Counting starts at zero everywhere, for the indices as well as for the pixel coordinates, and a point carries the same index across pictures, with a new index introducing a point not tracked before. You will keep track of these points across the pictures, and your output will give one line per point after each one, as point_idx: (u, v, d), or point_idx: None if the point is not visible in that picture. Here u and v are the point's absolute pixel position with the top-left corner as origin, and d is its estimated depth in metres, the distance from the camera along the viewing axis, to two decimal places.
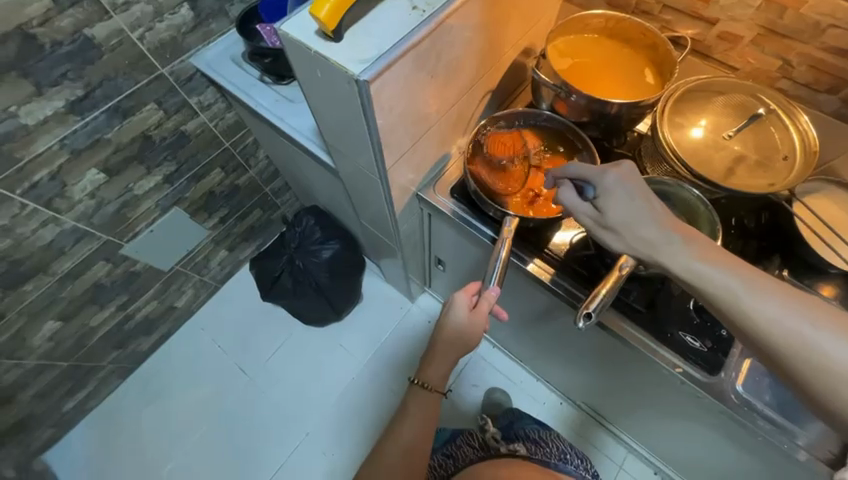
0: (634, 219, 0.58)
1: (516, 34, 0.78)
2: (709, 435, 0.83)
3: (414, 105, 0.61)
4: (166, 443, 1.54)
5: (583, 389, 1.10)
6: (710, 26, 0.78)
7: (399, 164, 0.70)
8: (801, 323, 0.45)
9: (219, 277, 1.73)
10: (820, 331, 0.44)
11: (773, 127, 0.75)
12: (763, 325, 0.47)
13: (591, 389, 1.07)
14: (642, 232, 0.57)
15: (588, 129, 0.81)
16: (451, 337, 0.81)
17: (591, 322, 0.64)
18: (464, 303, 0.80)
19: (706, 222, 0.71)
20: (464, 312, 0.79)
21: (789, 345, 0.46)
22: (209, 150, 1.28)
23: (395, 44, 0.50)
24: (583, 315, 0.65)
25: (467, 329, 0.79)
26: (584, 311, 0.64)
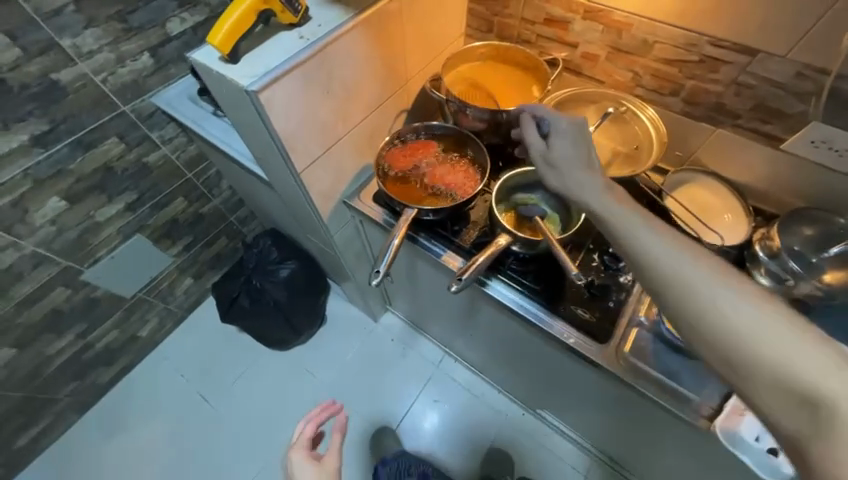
0: (576, 168, 0.60)
1: (420, 62, 0.92)
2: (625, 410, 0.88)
3: (314, 115, 0.72)
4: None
5: (531, 384, 1.18)
6: (574, 49, 0.89)
7: (313, 168, 0.80)
8: (687, 256, 0.43)
9: (186, 306, 1.77)
10: (702, 267, 0.42)
11: (636, 126, 0.87)
12: (665, 264, 0.43)
13: (535, 383, 1.15)
14: (573, 174, 0.59)
15: (490, 136, 0.92)
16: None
17: (462, 287, 0.73)
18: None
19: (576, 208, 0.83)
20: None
21: (684, 291, 0.42)
22: (172, 180, 1.39)
23: (280, 63, 0.61)
24: (457, 279, 0.73)
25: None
26: (457, 276, 0.73)
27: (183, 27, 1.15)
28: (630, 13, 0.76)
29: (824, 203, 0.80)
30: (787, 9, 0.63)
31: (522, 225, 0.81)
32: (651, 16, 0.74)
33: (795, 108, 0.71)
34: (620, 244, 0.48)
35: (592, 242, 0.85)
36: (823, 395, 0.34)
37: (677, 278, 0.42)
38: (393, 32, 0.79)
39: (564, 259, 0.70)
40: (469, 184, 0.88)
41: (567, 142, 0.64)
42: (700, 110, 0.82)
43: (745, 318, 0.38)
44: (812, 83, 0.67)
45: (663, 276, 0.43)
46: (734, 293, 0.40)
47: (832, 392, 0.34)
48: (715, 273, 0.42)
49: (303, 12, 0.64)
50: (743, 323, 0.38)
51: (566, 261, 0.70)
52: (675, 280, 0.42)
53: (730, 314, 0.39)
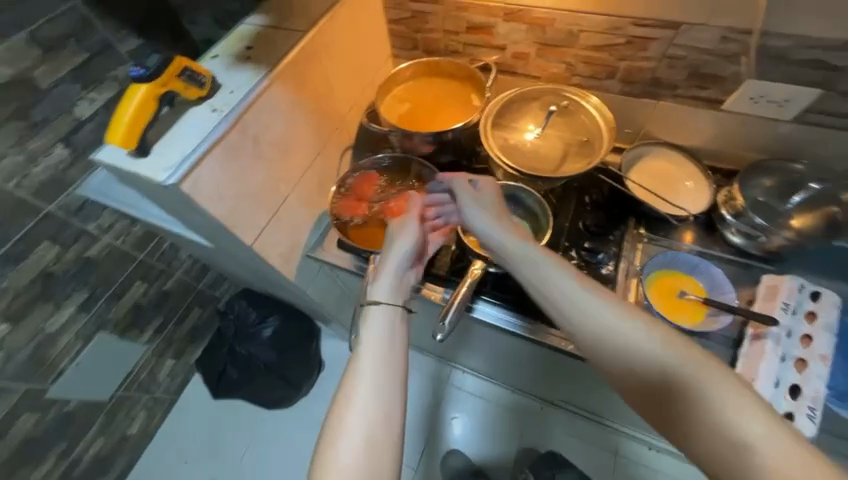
0: (495, 227, 0.61)
1: (351, 96, 0.88)
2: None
3: (250, 185, 0.66)
4: None
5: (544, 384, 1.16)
6: (504, 51, 0.87)
7: (264, 236, 0.75)
8: (619, 325, 0.48)
9: (173, 389, 1.67)
10: (634, 333, 0.47)
11: (583, 115, 0.85)
12: (605, 335, 0.48)
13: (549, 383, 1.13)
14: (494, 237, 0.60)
15: (443, 154, 0.90)
16: (378, 322, 0.58)
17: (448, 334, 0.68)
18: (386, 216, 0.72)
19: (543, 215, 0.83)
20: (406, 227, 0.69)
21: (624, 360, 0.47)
22: (123, 267, 1.29)
23: (196, 145, 0.56)
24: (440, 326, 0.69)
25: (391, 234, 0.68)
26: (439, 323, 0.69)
27: (94, 107, 1.06)
28: (550, 8, 0.75)
29: (778, 151, 0.80)
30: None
31: None
32: (569, 7, 0.73)
33: (728, 70, 0.71)
34: (561, 315, 0.51)
35: (566, 239, 0.85)
36: (756, 454, 0.39)
37: (612, 354, 0.48)
38: (314, 76, 0.74)
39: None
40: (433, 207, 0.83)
41: (483, 197, 0.66)
42: (640, 88, 0.81)
43: (672, 369, 0.44)
44: (737, 45, 0.67)
45: (605, 347, 0.48)
46: (662, 355, 0.45)
47: (754, 438, 0.39)
48: (645, 337, 0.46)
49: (210, 83, 0.59)
50: (680, 392, 0.43)
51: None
52: (618, 350, 0.47)
53: (655, 374, 0.45)
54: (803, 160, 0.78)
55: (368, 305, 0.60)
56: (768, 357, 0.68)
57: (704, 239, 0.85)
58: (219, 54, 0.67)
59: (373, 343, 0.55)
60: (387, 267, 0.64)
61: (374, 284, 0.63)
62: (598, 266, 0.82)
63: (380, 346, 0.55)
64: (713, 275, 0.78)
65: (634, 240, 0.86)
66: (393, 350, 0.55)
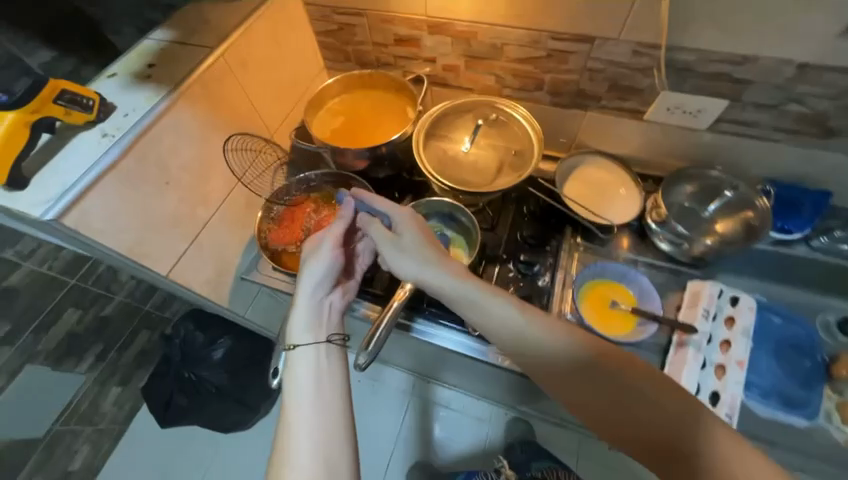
0: (452, 274, 0.60)
1: (279, 112, 0.85)
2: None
3: (156, 213, 0.62)
4: None
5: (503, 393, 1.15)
6: (434, 63, 0.86)
7: (183, 264, 0.70)
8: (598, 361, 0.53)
9: (119, 421, 1.52)
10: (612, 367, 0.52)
11: (516, 125, 0.86)
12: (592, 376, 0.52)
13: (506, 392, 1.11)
14: (451, 286, 0.59)
15: (380, 169, 0.87)
16: (300, 362, 0.58)
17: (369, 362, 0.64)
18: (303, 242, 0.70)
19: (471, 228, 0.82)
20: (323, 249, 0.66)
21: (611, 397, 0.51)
22: (50, 295, 1.20)
23: (81, 175, 0.51)
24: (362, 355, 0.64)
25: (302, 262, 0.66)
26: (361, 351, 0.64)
27: None
28: (470, 21, 0.74)
29: (700, 159, 0.83)
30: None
31: None
32: (488, 20, 0.73)
33: (643, 82, 0.73)
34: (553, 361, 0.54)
35: (504, 252, 0.85)
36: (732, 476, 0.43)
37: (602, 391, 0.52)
38: (229, 93, 0.71)
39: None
40: None
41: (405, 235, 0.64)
42: (567, 99, 0.82)
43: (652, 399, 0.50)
44: (648, 59, 0.69)
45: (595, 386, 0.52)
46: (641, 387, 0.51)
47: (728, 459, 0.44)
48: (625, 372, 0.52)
49: (98, 105, 0.55)
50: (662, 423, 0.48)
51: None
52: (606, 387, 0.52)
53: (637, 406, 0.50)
54: (719, 166, 0.81)
55: (289, 349, 0.59)
56: (689, 365, 0.71)
57: (636, 246, 0.88)
58: (116, 72, 0.63)
59: (300, 385, 0.54)
60: (304, 299, 0.63)
61: (292, 324, 0.62)
62: (535, 279, 0.82)
63: (307, 385, 0.55)
64: (641, 283, 0.79)
65: (571, 249, 0.88)
66: (317, 385, 0.55)
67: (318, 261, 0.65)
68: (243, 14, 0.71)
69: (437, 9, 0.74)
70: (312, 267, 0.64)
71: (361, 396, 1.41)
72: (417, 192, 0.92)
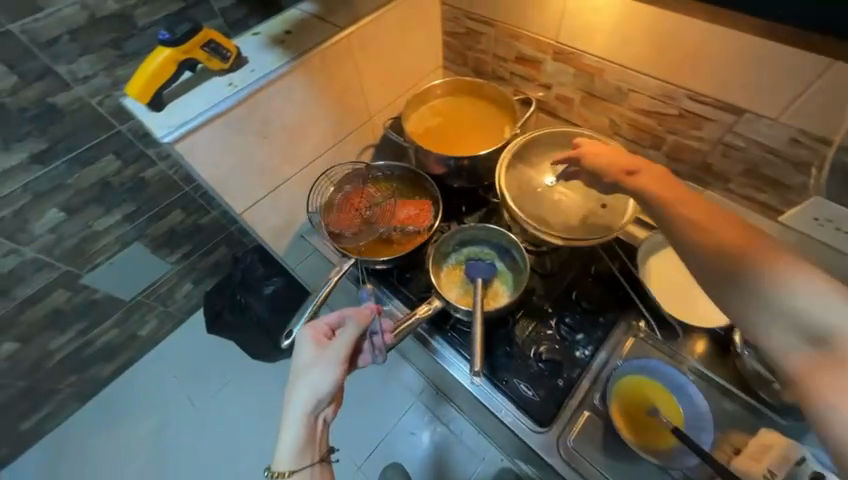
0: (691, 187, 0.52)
1: (383, 99, 0.88)
2: None
3: (247, 161, 0.69)
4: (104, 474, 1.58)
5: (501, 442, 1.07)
6: (548, 90, 0.81)
7: (256, 210, 0.79)
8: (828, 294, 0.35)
9: (184, 309, 1.84)
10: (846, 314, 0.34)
11: None
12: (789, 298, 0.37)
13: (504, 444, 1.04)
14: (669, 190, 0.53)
15: (454, 179, 0.86)
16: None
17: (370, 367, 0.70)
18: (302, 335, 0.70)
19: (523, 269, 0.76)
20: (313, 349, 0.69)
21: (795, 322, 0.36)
22: (168, 193, 1.44)
23: (201, 114, 0.60)
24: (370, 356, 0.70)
25: (306, 371, 0.67)
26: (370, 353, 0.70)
27: None
28: (601, 58, 0.67)
29: None
30: (754, 71, 0.54)
31: (467, 284, 0.76)
32: (622, 62, 0.65)
33: (794, 178, 0.59)
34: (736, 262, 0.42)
35: (551, 305, 0.78)
36: None
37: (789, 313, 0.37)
38: (343, 72, 0.75)
39: (475, 345, 0.64)
40: (425, 225, 0.82)
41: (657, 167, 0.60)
42: (687, 169, 0.71)
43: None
44: (809, 153, 0.56)
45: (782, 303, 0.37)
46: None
47: None
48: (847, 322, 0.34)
49: (233, 58, 0.63)
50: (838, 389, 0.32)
51: (475, 352, 0.63)
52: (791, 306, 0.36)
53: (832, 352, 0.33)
54: None
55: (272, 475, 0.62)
56: None
57: (710, 357, 0.73)
58: (260, 32, 0.71)
59: None
60: (300, 418, 0.65)
61: (280, 443, 0.65)
62: (574, 348, 0.74)
63: None
64: (696, 403, 0.68)
65: (627, 331, 0.77)
66: None
67: (324, 381, 0.66)
68: (380, 2, 0.75)
69: (569, 36, 0.69)
70: (317, 384, 0.66)
71: (370, 378, 1.44)
72: (484, 212, 0.89)
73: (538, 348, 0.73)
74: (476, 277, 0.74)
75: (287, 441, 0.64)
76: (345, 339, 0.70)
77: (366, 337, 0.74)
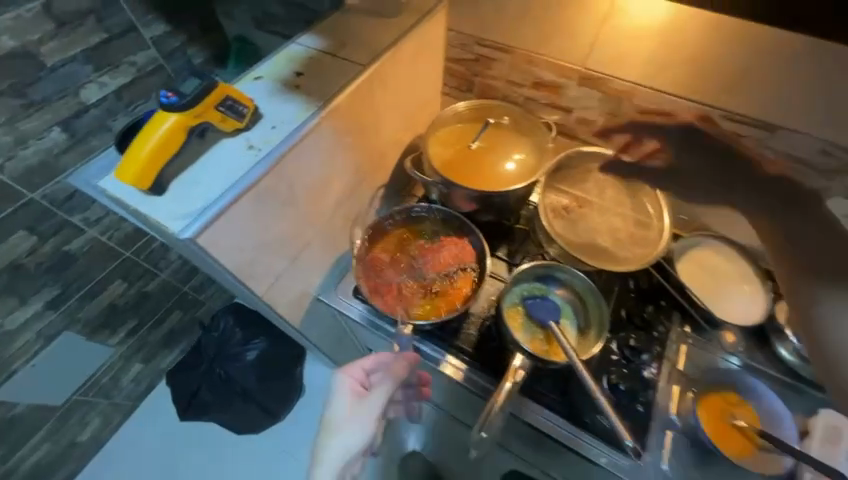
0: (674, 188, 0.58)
1: (394, 134, 0.79)
2: None
3: (273, 233, 0.56)
4: None
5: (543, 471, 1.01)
6: (568, 113, 0.79)
7: (277, 284, 0.65)
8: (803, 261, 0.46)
9: (134, 396, 1.50)
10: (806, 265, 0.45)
11: (644, 197, 0.78)
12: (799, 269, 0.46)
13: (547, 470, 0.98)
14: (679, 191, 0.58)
15: (482, 214, 0.81)
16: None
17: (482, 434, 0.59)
18: (338, 382, 0.67)
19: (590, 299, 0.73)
20: (345, 398, 0.66)
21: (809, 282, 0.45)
22: (104, 264, 1.16)
23: (224, 191, 0.46)
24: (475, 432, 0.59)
25: (340, 425, 0.64)
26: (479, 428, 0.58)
27: (103, 92, 0.96)
28: (634, 82, 0.68)
29: None
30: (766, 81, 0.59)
31: (532, 325, 0.71)
32: (657, 86, 0.66)
33: None
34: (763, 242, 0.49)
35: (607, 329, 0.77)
36: None
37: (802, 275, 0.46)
38: (364, 112, 0.65)
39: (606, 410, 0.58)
40: (467, 273, 0.76)
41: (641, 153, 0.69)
42: None
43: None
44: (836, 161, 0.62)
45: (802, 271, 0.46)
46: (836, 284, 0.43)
47: None
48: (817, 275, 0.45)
49: (250, 114, 0.50)
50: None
51: (607, 409, 0.58)
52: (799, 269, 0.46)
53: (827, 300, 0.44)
54: None
55: None
56: None
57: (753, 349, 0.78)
58: (263, 75, 0.59)
59: None
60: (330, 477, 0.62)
61: None
62: (641, 368, 0.74)
63: None
64: (763, 397, 0.71)
65: (678, 339, 0.79)
66: None
67: (357, 436, 0.64)
68: (395, 34, 0.67)
69: (597, 62, 0.69)
70: (353, 439, 0.64)
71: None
72: (515, 241, 0.85)
73: (609, 375, 0.72)
74: (547, 320, 0.69)
75: None
76: (381, 393, 0.67)
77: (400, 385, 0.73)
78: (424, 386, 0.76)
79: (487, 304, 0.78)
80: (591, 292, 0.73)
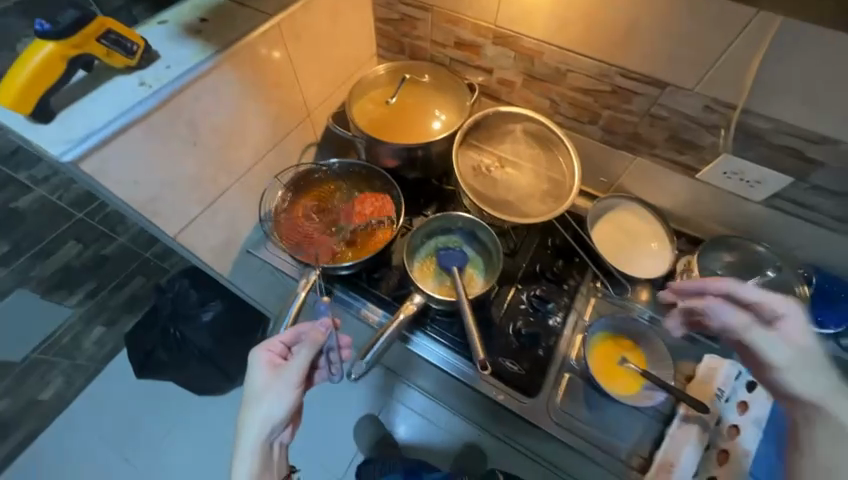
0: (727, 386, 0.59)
1: (320, 90, 0.81)
2: (551, 455, 0.88)
3: (177, 174, 0.59)
4: None
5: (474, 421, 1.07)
6: (489, 74, 0.82)
7: (193, 228, 0.68)
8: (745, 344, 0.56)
9: (98, 358, 1.53)
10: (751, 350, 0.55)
11: (560, 157, 0.82)
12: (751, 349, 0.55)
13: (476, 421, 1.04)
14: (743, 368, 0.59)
15: (406, 171, 0.84)
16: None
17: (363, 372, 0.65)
18: (256, 357, 0.67)
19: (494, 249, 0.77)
20: (265, 369, 0.65)
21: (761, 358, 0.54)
22: (56, 224, 1.18)
23: (110, 122, 0.49)
24: (356, 365, 0.65)
25: (260, 397, 0.63)
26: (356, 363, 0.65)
27: None
28: (540, 40, 0.70)
29: (738, 228, 0.80)
30: (652, 37, 0.61)
31: (441, 275, 0.75)
32: (559, 44, 0.69)
33: (706, 140, 0.69)
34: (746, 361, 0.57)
35: (520, 282, 0.81)
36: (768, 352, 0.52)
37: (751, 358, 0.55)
38: (275, 61, 0.67)
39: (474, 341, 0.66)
40: (385, 224, 0.79)
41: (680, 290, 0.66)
42: (620, 139, 0.78)
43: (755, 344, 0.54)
44: (719, 117, 0.65)
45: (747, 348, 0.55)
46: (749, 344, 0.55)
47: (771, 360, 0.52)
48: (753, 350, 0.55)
49: (141, 52, 0.52)
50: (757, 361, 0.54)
51: (475, 343, 0.66)
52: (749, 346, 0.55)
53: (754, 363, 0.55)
54: (763, 243, 0.78)
55: None
56: (691, 444, 0.67)
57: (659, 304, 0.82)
58: (167, 20, 0.60)
59: None
60: (255, 445, 0.61)
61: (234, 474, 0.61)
62: (547, 317, 0.78)
63: None
64: (655, 344, 0.77)
65: (588, 293, 0.83)
66: None
67: (278, 405, 0.63)
68: None
69: (507, 20, 0.71)
70: (274, 408, 0.62)
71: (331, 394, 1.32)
72: (443, 200, 0.88)
73: (515, 323, 0.77)
74: (450, 266, 0.74)
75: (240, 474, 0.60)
76: (300, 360, 0.65)
77: (321, 353, 0.73)
78: (345, 349, 0.74)
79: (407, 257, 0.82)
80: (494, 242, 0.77)
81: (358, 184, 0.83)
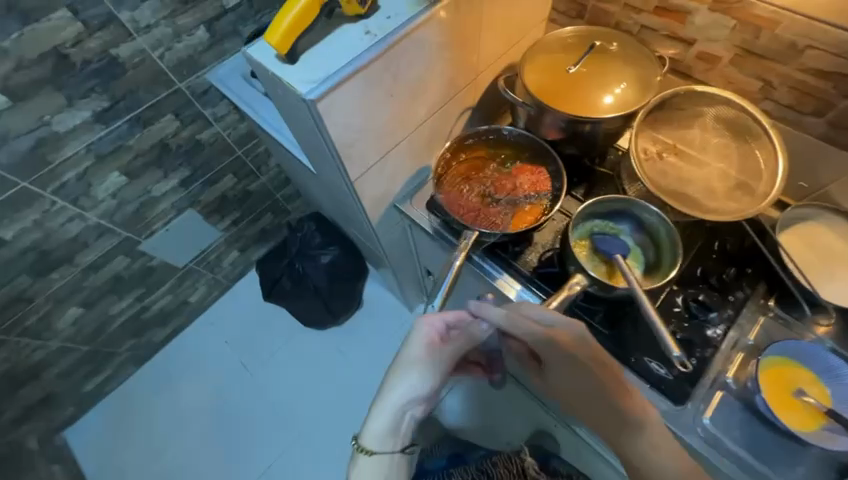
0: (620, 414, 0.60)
1: (493, 52, 0.79)
2: None
3: (373, 122, 0.64)
4: (163, 436, 1.54)
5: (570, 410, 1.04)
6: (689, 46, 0.72)
7: (367, 175, 0.73)
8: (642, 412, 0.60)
9: (231, 277, 1.73)
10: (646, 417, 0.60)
11: (757, 151, 0.71)
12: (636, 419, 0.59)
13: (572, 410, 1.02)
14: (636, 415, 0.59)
15: (564, 146, 0.80)
16: (369, 467, 0.64)
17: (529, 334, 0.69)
18: (419, 327, 0.66)
19: (669, 244, 0.70)
20: (426, 342, 0.66)
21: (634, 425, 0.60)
22: (222, 158, 1.33)
23: (343, 67, 0.54)
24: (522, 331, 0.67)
25: (416, 365, 0.65)
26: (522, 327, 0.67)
27: None
28: (782, 7, 0.60)
29: None
30: None
31: (596, 259, 0.71)
32: (812, 13, 0.58)
33: None
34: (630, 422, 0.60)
35: (677, 282, 0.74)
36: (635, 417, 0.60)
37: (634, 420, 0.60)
38: (468, 15, 0.66)
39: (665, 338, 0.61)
40: (539, 199, 0.78)
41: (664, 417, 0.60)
42: None
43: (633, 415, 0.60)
44: None
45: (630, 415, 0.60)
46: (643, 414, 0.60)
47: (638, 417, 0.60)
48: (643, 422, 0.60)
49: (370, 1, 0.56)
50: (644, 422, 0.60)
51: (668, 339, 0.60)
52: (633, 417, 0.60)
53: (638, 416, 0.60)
54: None
55: (362, 453, 0.64)
56: None
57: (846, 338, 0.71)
58: None
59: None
60: (394, 409, 0.64)
61: (369, 426, 0.65)
62: (704, 326, 0.71)
63: None
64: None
65: (757, 310, 0.73)
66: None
67: (429, 379, 0.65)
68: None
69: None
70: (425, 380, 0.64)
71: None
72: (599, 181, 0.83)
73: (668, 327, 0.71)
74: (614, 253, 0.69)
75: (377, 428, 0.64)
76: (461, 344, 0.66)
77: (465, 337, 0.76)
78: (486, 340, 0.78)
79: (553, 236, 0.79)
80: (668, 234, 0.70)
81: (514, 154, 0.82)
